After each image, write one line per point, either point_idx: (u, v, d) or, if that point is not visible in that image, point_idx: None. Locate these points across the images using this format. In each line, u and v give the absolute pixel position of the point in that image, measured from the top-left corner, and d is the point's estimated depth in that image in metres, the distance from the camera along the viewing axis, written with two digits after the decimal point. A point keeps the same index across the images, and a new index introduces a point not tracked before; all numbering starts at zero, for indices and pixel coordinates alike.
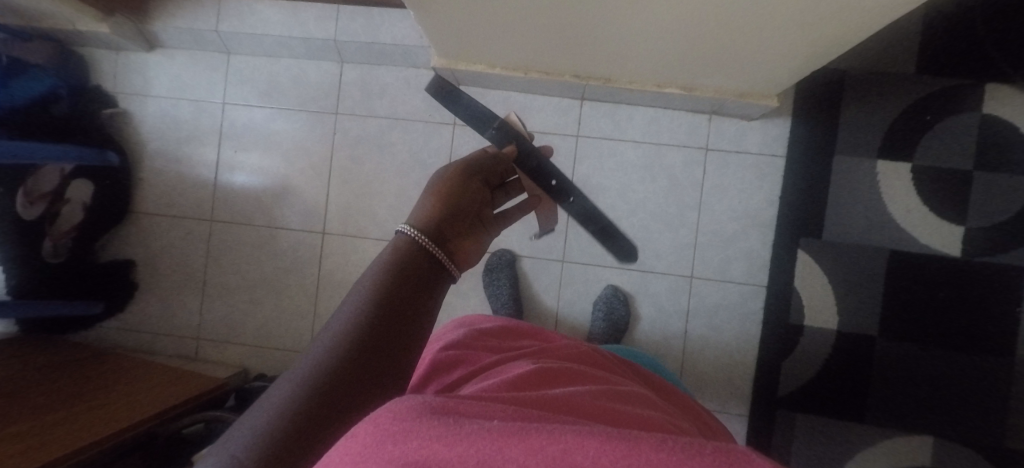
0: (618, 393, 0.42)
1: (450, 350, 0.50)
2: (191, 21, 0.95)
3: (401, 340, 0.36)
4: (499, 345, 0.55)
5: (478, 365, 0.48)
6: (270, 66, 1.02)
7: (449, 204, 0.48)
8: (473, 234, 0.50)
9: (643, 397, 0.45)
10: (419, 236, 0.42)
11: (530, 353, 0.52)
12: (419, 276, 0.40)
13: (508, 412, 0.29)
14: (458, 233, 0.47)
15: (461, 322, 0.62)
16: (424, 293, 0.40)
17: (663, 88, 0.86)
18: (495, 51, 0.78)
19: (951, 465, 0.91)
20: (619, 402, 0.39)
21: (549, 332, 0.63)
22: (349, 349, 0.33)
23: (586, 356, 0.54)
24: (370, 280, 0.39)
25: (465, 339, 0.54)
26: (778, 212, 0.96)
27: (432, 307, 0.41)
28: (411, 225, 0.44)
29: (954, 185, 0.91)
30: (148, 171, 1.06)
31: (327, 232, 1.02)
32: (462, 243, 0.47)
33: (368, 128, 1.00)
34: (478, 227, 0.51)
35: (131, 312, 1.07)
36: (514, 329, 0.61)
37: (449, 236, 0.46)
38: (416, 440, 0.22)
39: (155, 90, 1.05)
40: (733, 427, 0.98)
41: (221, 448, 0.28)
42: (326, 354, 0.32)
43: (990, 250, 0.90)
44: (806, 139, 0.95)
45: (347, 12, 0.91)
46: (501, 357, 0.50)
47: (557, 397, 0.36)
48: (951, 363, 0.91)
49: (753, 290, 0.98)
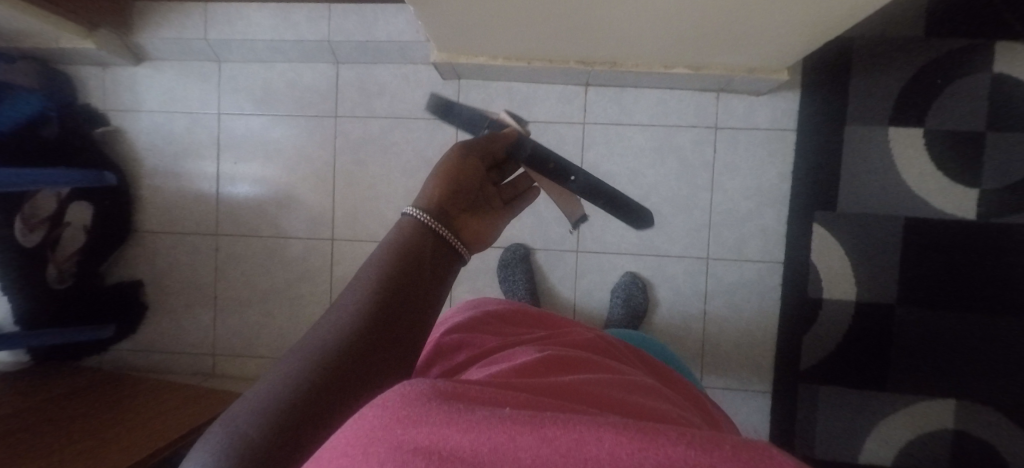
0: (642, 386, 0.35)
1: (455, 333, 0.44)
2: (179, 31, 0.91)
3: (405, 324, 0.35)
4: (509, 328, 0.48)
5: (483, 349, 0.41)
6: (263, 72, 0.99)
7: (452, 181, 0.45)
8: (482, 220, 0.47)
9: (671, 397, 0.38)
10: (423, 216, 0.41)
11: (543, 336, 0.45)
12: (425, 259, 0.39)
13: (520, 400, 0.26)
14: (463, 212, 0.45)
15: (466, 302, 0.55)
16: (432, 278, 0.39)
17: (671, 69, 0.84)
18: (497, 41, 0.76)
19: (974, 426, 0.91)
20: (644, 396, 0.33)
21: (560, 316, 0.53)
22: (354, 331, 0.32)
23: (607, 344, 0.47)
24: (375, 261, 0.37)
25: (471, 320, 0.47)
26: (791, 187, 0.95)
27: (440, 294, 0.40)
28: (417, 207, 0.43)
29: (967, 148, 0.90)
30: (146, 188, 1.04)
31: (336, 238, 1.00)
32: (468, 223, 0.46)
33: (369, 129, 0.98)
34: (488, 210, 0.48)
35: (144, 332, 1.06)
36: (525, 313, 0.52)
37: (453, 217, 0.44)
38: (426, 425, 0.20)
39: (146, 105, 1.02)
40: (757, 403, 0.99)
41: (224, 425, 0.27)
42: (331, 333, 0.32)
43: (1005, 210, 0.90)
44: (816, 110, 0.93)
45: (340, 11, 0.88)
46: (508, 341, 0.44)
47: (570, 385, 0.30)
48: (971, 325, 0.91)
49: (769, 266, 0.97)
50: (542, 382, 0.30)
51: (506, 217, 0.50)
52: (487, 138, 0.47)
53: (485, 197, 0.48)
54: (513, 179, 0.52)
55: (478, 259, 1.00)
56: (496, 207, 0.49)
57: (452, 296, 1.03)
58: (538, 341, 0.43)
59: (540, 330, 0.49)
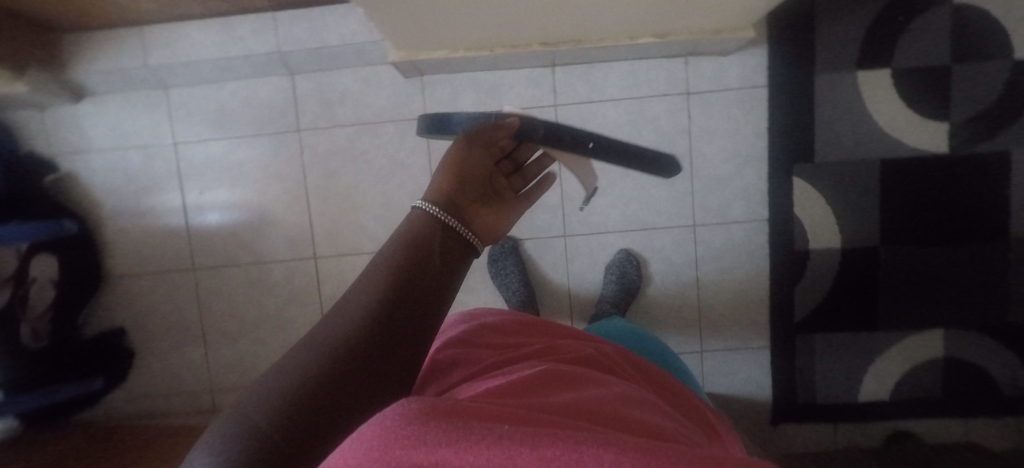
0: (644, 401, 0.33)
1: (452, 347, 0.43)
2: (117, 60, 0.86)
3: (415, 323, 0.34)
4: (507, 339, 0.47)
5: (481, 366, 0.40)
6: (214, 93, 0.94)
7: (458, 173, 0.45)
8: (494, 211, 0.48)
9: (674, 415, 0.35)
10: (432, 209, 0.41)
11: (541, 348, 0.43)
12: (434, 249, 0.39)
13: (520, 420, 0.25)
14: (470, 202, 0.45)
15: (458, 316, 0.53)
16: (442, 271, 0.38)
17: (637, 40, 0.82)
18: (455, 32, 0.72)
19: (961, 351, 0.95)
20: (647, 412, 0.31)
21: (557, 325, 0.52)
22: (366, 328, 0.31)
23: (608, 355, 0.45)
24: (385, 255, 0.37)
25: (466, 334, 0.46)
26: (768, 143, 0.95)
27: (452, 286, 0.39)
28: (427, 200, 0.43)
29: (934, 83, 0.91)
30: (110, 230, 0.99)
31: (318, 256, 0.97)
32: (477, 212, 0.46)
33: (336, 140, 0.94)
34: (499, 202, 0.49)
35: (134, 378, 1.02)
36: (518, 323, 0.51)
37: (461, 206, 0.44)
38: (425, 445, 0.19)
39: (96, 144, 0.96)
40: (758, 360, 1.01)
41: (236, 411, 0.26)
42: (341, 330, 0.31)
43: (976, 140, 0.91)
44: (784, 63, 0.93)
45: (286, 19, 0.84)
46: (505, 355, 0.43)
47: (566, 404, 0.29)
48: (951, 256, 0.94)
49: (755, 225, 0.97)
50: (538, 403, 0.29)
51: (516, 208, 0.50)
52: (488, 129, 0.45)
53: (494, 189, 0.49)
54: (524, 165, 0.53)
55: None
56: (505, 198, 0.50)
57: None
58: (534, 355, 0.42)
59: (537, 341, 0.47)
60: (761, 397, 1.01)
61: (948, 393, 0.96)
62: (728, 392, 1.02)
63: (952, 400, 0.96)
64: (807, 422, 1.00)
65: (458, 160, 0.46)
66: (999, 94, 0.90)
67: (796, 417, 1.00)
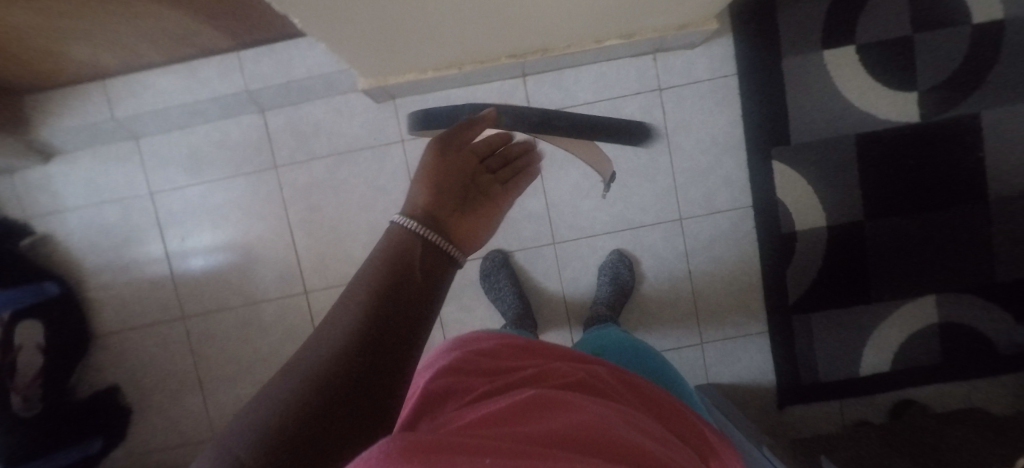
0: (634, 425, 0.33)
1: (443, 376, 0.42)
2: (82, 116, 0.85)
3: (396, 355, 0.29)
4: (499, 365, 0.46)
5: (471, 397, 0.39)
6: (187, 138, 0.94)
7: (437, 181, 0.40)
8: (479, 218, 0.43)
9: (667, 437, 0.35)
10: (409, 223, 0.36)
11: (534, 373, 0.43)
12: (416, 262, 0.34)
13: (501, 455, 0.24)
14: (453, 210, 0.40)
15: (453, 342, 0.53)
16: (426, 282, 0.33)
17: (603, 43, 0.82)
18: (421, 55, 0.72)
19: (955, 313, 0.96)
20: (638, 435, 0.30)
21: (553, 347, 0.52)
22: (342, 358, 0.27)
23: (600, 376, 0.44)
24: (364, 271, 0.32)
25: (459, 361, 0.45)
26: (744, 130, 0.96)
27: (439, 298, 0.34)
28: (405, 214, 0.37)
29: (898, 54, 0.92)
30: (95, 287, 0.97)
31: (309, 290, 0.97)
32: (461, 221, 0.40)
33: (314, 172, 0.94)
34: (481, 203, 0.44)
35: (134, 435, 1.01)
36: (514, 348, 0.51)
37: (443, 218, 0.38)
38: None
39: (70, 202, 0.95)
40: (758, 346, 1.01)
41: (220, 445, 0.25)
42: (317, 359, 0.27)
43: (946, 106, 0.93)
44: (751, 50, 0.94)
45: (250, 57, 0.84)
46: (499, 382, 0.42)
47: (554, 432, 0.28)
48: (935, 222, 0.95)
49: (740, 213, 0.98)
50: (525, 433, 0.28)
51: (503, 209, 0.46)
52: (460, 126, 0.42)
53: (478, 193, 0.44)
54: (508, 161, 0.48)
55: (459, 274, 0.98)
56: (491, 201, 0.45)
57: (441, 318, 1.00)
58: (527, 382, 0.41)
59: (531, 365, 0.46)
60: (765, 381, 1.02)
61: (947, 358, 0.97)
62: (733, 381, 1.02)
63: (952, 364, 0.97)
64: (813, 401, 1.00)
65: (432, 170, 0.41)
66: (962, 59, 0.92)
67: (802, 398, 1.00)
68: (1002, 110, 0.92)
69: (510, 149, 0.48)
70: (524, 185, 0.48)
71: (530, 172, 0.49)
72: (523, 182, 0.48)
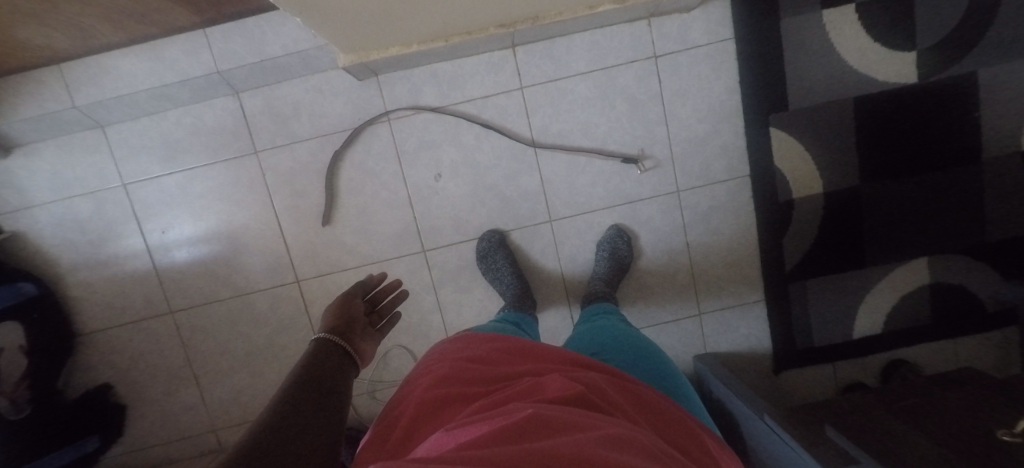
0: (633, 441, 0.30)
1: (438, 387, 0.41)
2: (42, 106, 0.81)
3: (336, 395, 0.40)
4: (495, 372, 0.44)
5: (466, 409, 0.37)
6: (158, 124, 0.89)
7: (337, 318, 0.53)
8: (366, 342, 0.53)
9: (668, 456, 0.32)
10: (332, 335, 0.49)
11: (530, 384, 0.41)
12: (335, 356, 0.46)
13: None
14: (356, 334, 0.52)
15: (446, 348, 0.52)
16: (341, 364, 0.46)
17: (596, 9, 0.77)
18: (405, 28, 0.68)
19: (946, 275, 0.98)
20: (637, 456, 0.28)
21: (551, 347, 0.52)
22: (299, 394, 0.38)
23: (597, 386, 0.42)
24: (304, 358, 0.44)
25: (452, 371, 0.44)
26: (742, 96, 0.93)
27: (352, 374, 0.47)
28: (324, 334, 0.49)
29: (898, 13, 0.89)
30: (77, 286, 0.94)
31: (301, 279, 0.95)
32: (360, 344, 0.52)
33: (298, 156, 0.91)
34: (362, 334, 0.53)
35: (131, 431, 1.00)
36: (508, 353, 0.50)
37: (352, 335, 0.51)
38: None
39: (40, 197, 0.91)
40: (754, 314, 1.02)
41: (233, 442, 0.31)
42: (285, 395, 0.37)
43: (945, 64, 0.91)
44: (749, 11, 0.90)
45: (221, 33, 0.79)
46: (494, 393, 0.40)
47: (540, 450, 0.25)
48: (929, 185, 0.95)
49: (738, 183, 0.97)
50: (519, 453, 0.25)
51: (378, 338, 0.56)
52: (359, 286, 0.61)
53: (364, 327, 0.55)
54: (381, 309, 0.60)
55: (456, 256, 0.96)
56: (371, 332, 0.56)
57: (439, 300, 0.98)
58: (522, 393, 0.39)
59: (526, 372, 0.45)
60: (760, 348, 1.04)
61: (936, 318, 0.99)
62: (730, 349, 1.04)
63: (941, 325, 0.99)
64: (807, 366, 1.02)
65: (335, 312, 0.54)
66: (962, 17, 0.89)
67: (796, 364, 1.02)
68: (1001, 67, 0.91)
69: (379, 305, 0.60)
70: (394, 320, 0.60)
71: (393, 315, 0.61)
72: (391, 320, 0.60)
